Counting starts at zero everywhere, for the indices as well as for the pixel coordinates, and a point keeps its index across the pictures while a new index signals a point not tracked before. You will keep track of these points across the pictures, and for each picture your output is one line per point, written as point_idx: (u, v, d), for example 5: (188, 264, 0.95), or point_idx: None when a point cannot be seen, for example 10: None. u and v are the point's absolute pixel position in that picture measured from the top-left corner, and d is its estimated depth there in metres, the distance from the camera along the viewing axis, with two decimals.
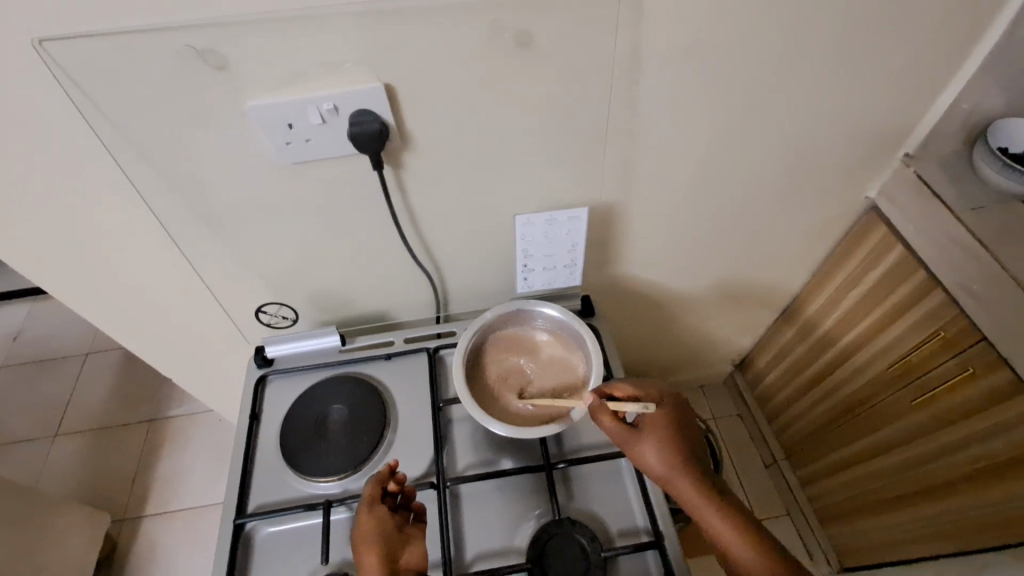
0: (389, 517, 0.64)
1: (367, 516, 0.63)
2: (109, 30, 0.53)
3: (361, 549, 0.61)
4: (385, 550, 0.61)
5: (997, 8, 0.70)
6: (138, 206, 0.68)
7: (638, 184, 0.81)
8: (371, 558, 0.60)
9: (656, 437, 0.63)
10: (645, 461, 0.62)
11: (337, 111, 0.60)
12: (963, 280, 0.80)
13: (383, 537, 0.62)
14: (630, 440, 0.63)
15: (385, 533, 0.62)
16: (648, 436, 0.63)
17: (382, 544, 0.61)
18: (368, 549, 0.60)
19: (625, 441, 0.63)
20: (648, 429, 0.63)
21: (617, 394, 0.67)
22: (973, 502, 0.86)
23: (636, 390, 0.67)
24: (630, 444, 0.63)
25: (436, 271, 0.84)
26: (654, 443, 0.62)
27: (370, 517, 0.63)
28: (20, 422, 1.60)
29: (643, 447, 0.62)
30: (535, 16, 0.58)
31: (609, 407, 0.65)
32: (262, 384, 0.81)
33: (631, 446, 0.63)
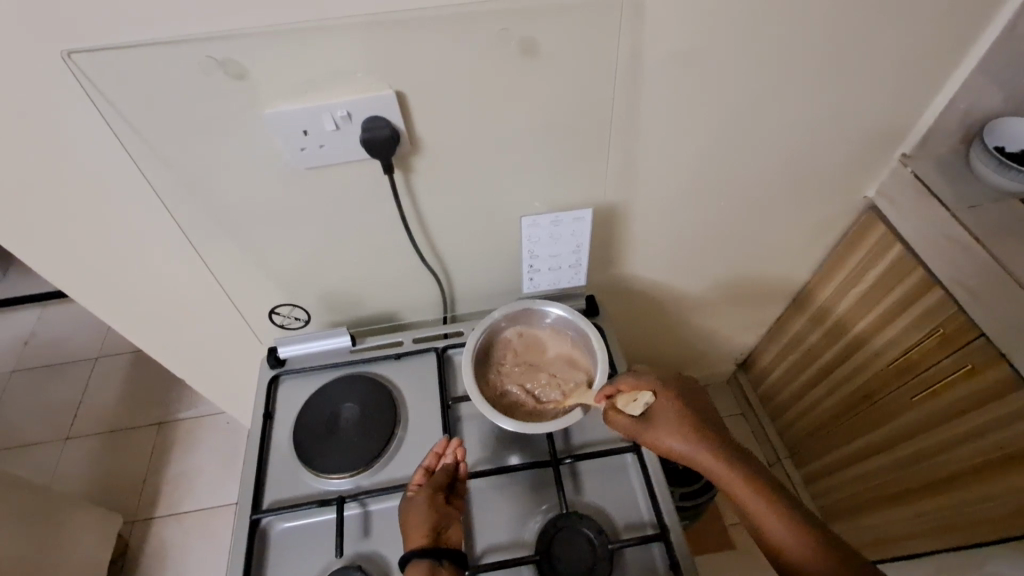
0: (441, 503, 0.67)
1: (420, 495, 0.67)
2: (134, 42, 0.55)
3: (410, 521, 0.65)
4: (431, 529, 0.64)
5: (992, 10, 0.72)
6: (158, 211, 0.70)
7: (640, 186, 0.83)
8: (416, 530, 0.64)
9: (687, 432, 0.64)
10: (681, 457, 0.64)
11: (350, 117, 0.62)
12: (961, 277, 0.81)
13: (430, 518, 0.65)
14: (651, 432, 0.65)
15: (434, 515, 0.66)
16: (671, 427, 0.65)
17: (428, 523, 0.65)
18: (415, 523, 0.65)
19: (649, 435, 0.65)
20: (674, 422, 0.65)
21: (620, 390, 0.69)
22: (974, 496, 0.87)
23: (638, 382, 0.68)
24: (647, 434, 0.65)
25: (443, 272, 0.86)
26: (687, 437, 0.64)
27: (424, 496, 0.67)
28: (32, 425, 1.62)
29: (672, 444, 0.64)
30: (539, 24, 0.60)
31: (619, 407, 0.67)
32: (274, 383, 0.83)
33: (655, 439, 0.65)
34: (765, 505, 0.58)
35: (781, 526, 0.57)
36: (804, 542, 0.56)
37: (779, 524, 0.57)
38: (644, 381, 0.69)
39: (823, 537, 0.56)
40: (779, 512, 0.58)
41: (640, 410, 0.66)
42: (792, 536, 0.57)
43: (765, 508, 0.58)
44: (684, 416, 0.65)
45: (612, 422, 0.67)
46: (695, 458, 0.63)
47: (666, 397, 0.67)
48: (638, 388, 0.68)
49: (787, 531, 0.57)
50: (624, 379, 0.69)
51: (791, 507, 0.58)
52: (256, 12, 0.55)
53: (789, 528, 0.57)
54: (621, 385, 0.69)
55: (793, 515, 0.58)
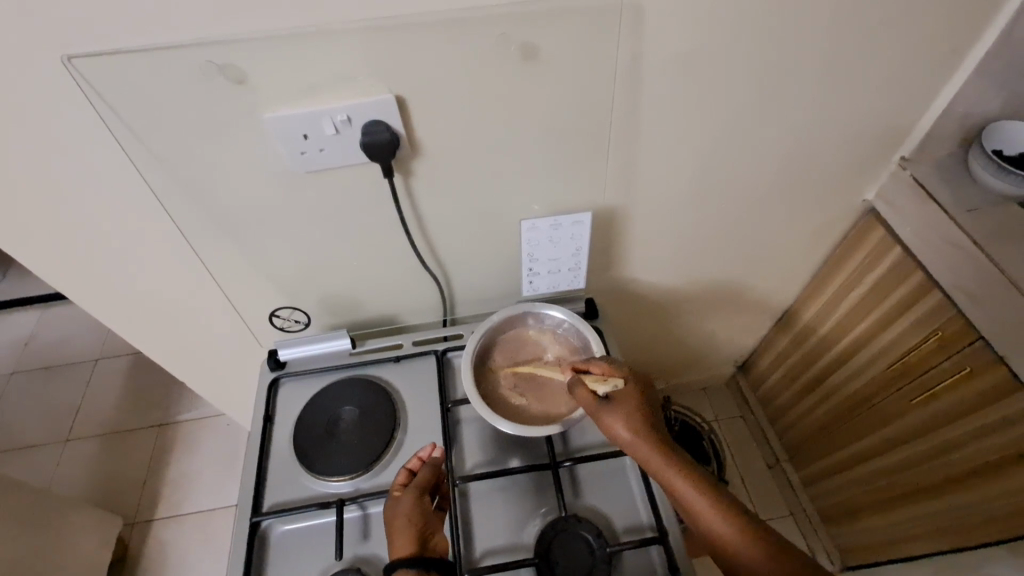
0: (426, 505, 0.68)
1: (406, 498, 0.67)
2: (134, 47, 0.55)
3: (394, 525, 0.65)
4: (417, 532, 0.65)
5: (990, 14, 0.72)
6: (159, 214, 0.70)
7: (640, 189, 0.83)
8: (401, 535, 0.64)
9: (639, 420, 0.63)
10: (628, 445, 0.63)
11: (350, 121, 0.63)
12: (959, 281, 0.82)
13: (415, 521, 0.65)
14: (606, 415, 0.64)
15: (420, 517, 0.66)
16: (626, 411, 0.64)
17: (414, 526, 0.65)
18: (401, 527, 0.65)
19: (604, 416, 0.64)
20: (628, 409, 0.64)
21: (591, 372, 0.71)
22: (973, 499, 0.87)
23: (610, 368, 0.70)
24: (601, 416, 0.65)
25: (443, 274, 0.86)
26: (637, 424, 0.63)
27: (409, 499, 0.67)
28: (32, 427, 1.62)
29: (622, 429, 0.63)
30: (539, 28, 0.60)
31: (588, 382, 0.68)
32: (274, 386, 0.83)
33: (608, 422, 0.64)
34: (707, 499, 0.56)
35: (719, 519, 0.55)
36: (744, 538, 0.53)
37: (719, 519, 0.55)
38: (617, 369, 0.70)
39: (763, 537, 0.53)
40: (718, 507, 0.55)
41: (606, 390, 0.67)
42: (732, 530, 0.54)
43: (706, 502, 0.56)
44: (639, 406, 0.65)
45: (577, 394, 0.68)
46: (639, 448, 0.62)
47: (630, 385, 0.67)
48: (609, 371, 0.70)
49: (728, 527, 0.54)
50: (599, 363, 0.71)
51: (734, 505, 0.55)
52: (257, 17, 0.55)
53: (729, 524, 0.54)
54: (595, 367, 0.71)
55: (733, 511, 0.55)
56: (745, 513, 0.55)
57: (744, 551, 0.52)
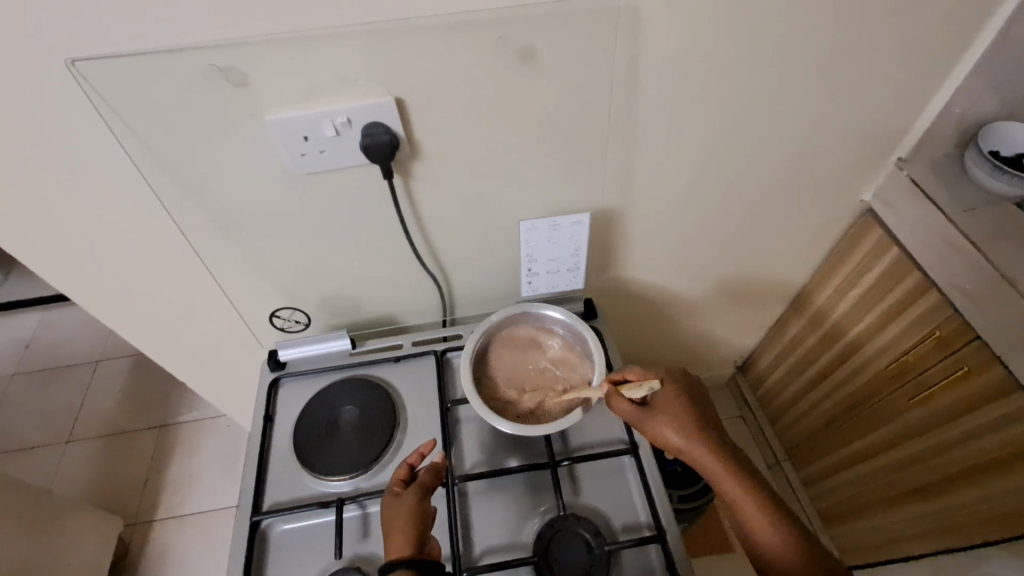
0: (426, 506, 0.65)
1: (406, 497, 0.64)
2: (138, 51, 0.56)
3: (393, 524, 0.62)
4: (416, 533, 0.62)
5: (985, 16, 0.73)
6: (161, 216, 0.71)
7: (638, 189, 0.83)
8: (399, 535, 0.61)
9: (687, 424, 0.64)
10: (676, 447, 0.64)
11: (350, 124, 0.63)
12: (956, 280, 0.82)
13: (415, 521, 0.63)
14: (651, 418, 0.65)
15: (420, 518, 0.63)
16: (673, 415, 0.65)
17: (413, 526, 0.62)
18: (400, 526, 0.62)
19: (647, 421, 0.65)
20: (675, 413, 0.65)
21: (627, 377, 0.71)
22: (971, 498, 0.88)
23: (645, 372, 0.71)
24: (646, 419, 0.65)
25: (443, 275, 0.86)
26: (683, 427, 0.64)
27: (410, 498, 0.64)
28: (34, 428, 1.62)
29: (669, 432, 0.64)
30: (537, 31, 0.61)
31: (624, 391, 0.68)
32: (275, 386, 0.84)
33: (654, 426, 0.65)
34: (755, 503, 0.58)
35: (766, 522, 0.57)
36: (785, 540, 0.56)
37: (762, 521, 0.58)
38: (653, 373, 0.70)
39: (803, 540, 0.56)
40: (766, 512, 0.58)
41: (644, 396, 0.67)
42: (776, 534, 0.57)
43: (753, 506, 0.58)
44: (686, 409, 0.66)
45: (614, 403, 0.67)
46: (687, 450, 0.63)
47: (672, 388, 0.68)
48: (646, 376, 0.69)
49: (772, 531, 0.57)
50: (633, 369, 0.71)
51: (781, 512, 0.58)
52: (259, 21, 0.56)
53: (772, 526, 0.57)
54: (630, 373, 0.71)
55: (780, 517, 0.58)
56: (791, 519, 0.58)
57: (787, 555, 0.56)
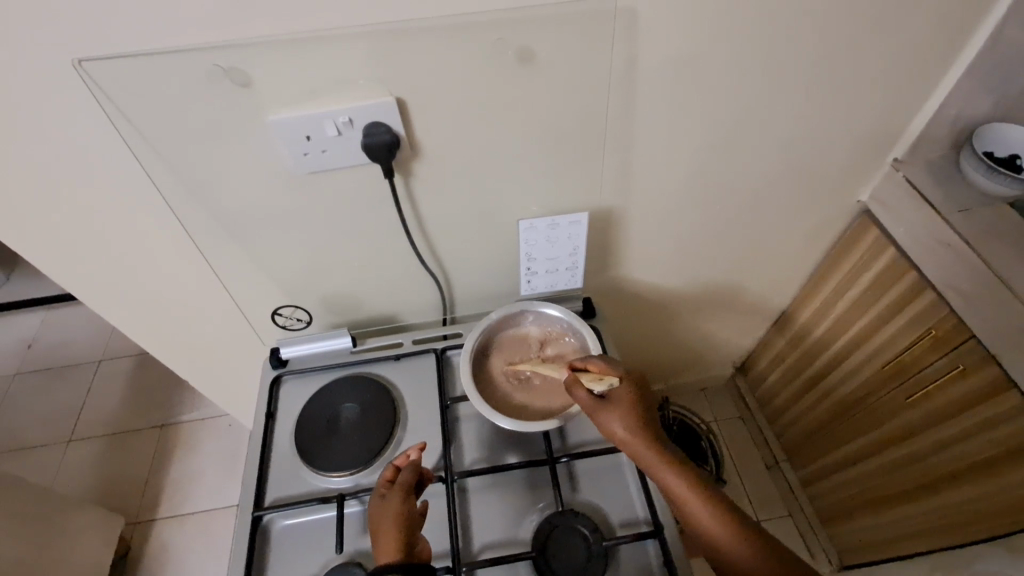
0: (412, 504, 0.66)
1: (391, 498, 0.65)
2: (145, 52, 0.57)
3: (380, 526, 0.63)
4: (403, 532, 0.62)
5: (978, 18, 0.74)
6: (166, 214, 0.72)
7: (636, 189, 0.84)
8: (386, 536, 0.62)
9: (637, 421, 0.65)
10: (625, 444, 0.64)
11: (351, 124, 0.64)
12: (951, 280, 0.83)
13: (401, 521, 0.63)
14: (604, 414, 0.65)
15: (407, 517, 0.64)
16: (625, 411, 0.65)
17: (400, 526, 0.63)
18: (386, 528, 0.63)
19: (601, 416, 0.66)
20: (626, 409, 0.65)
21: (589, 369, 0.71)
22: (968, 496, 0.88)
23: (605, 366, 0.70)
24: (599, 414, 0.66)
25: (443, 274, 0.87)
26: (635, 423, 0.64)
27: (394, 499, 0.65)
28: (36, 427, 1.63)
29: (619, 429, 0.64)
30: (537, 33, 0.62)
31: (583, 382, 0.68)
32: (277, 383, 0.85)
33: (605, 421, 0.65)
34: (700, 499, 0.59)
35: (711, 520, 0.58)
36: (730, 536, 0.57)
37: (708, 517, 0.58)
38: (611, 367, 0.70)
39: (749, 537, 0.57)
40: (711, 509, 0.58)
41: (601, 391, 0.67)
42: (722, 531, 0.57)
43: (698, 504, 0.59)
44: (636, 407, 0.66)
45: (574, 394, 0.68)
46: (635, 447, 0.63)
47: (628, 383, 0.68)
48: (604, 370, 0.69)
49: (717, 526, 0.57)
50: (596, 361, 0.71)
51: (726, 508, 0.58)
52: (263, 22, 0.57)
53: (719, 523, 0.58)
54: (592, 365, 0.71)
55: (724, 513, 0.58)
56: (736, 515, 0.58)
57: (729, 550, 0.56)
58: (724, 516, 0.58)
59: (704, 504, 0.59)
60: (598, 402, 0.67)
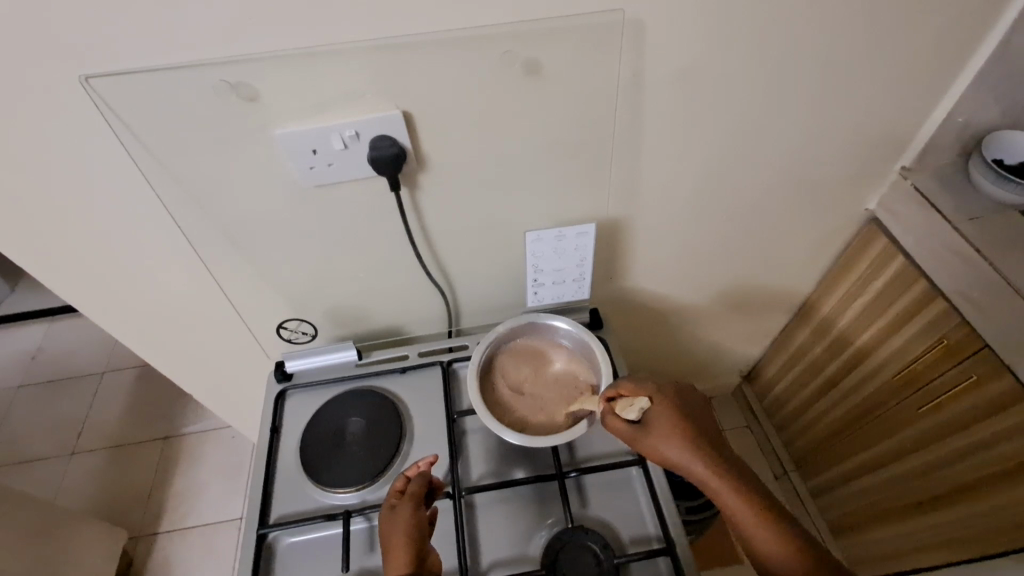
0: (422, 515, 0.64)
1: (402, 509, 0.64)
2: (151, 68, 0.57)
3: (390, 539, 0.62)
4: (415, 544, 0.61)
5: (986, 27, 0.73)
6: (171, 229, 0.71)
7: (643, 200, 0.84)
8: (399, 549, 0.60)
9: (685, 437, 0.62)
10: (673, 464, 0.62)
11: (358, 137, 0.64)
12: (963, 289, 0.82)
13: (412, 532, 0.62)
14: (649, 436, 0.63)
15: (418, 528, 0.63)
16: (666, 431, 0.63)
17: (412, 538, 0.61)
18: (398, 539, 0.61)
19: (641, 439, 0.64)
20: (671, 427, 0.63)
21: (621, 394, 0.68)
22: (984, 508, 0.87)
23: (636, 387, 0.68)
24: (642, 440, 0.64)
25: (449, 286, 0.87)
26: (678, 442, 0.62)
27: (405, 510, 0.64)
28: (39, 440, 1.63)
29: (664, 449, 0.62)
30: (543, 45, 0.62)
31: (618, 411, 0.66)
32: (281, 398, 0.84)
33: (651, 444, 0.63)
34: (755, 513, 0.57)
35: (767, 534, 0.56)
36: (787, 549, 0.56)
37: (765, 533, 0.57)
38: (643, 388, 0.67)
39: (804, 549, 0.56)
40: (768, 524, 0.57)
41: (636, 415, 0.65)
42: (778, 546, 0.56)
43: (755, 519, 0.57)
44: (681, 423, 0.63)
45: (610, 425, 0.67)
46: (683, 465, 0.62)
47: (662, 401, 0.66)
48: (637, 394, 0.67)
49: (775, 542, 0.56)
50: (625, 384, 0.69)
51: (783, 519, 0.57)
52: (269, 37, 0.57)
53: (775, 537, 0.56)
54: (623, 389, 0.68)
55: (780, 526, 0.57)
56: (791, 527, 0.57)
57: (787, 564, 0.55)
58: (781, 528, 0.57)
59: (759, 517, 0.57)
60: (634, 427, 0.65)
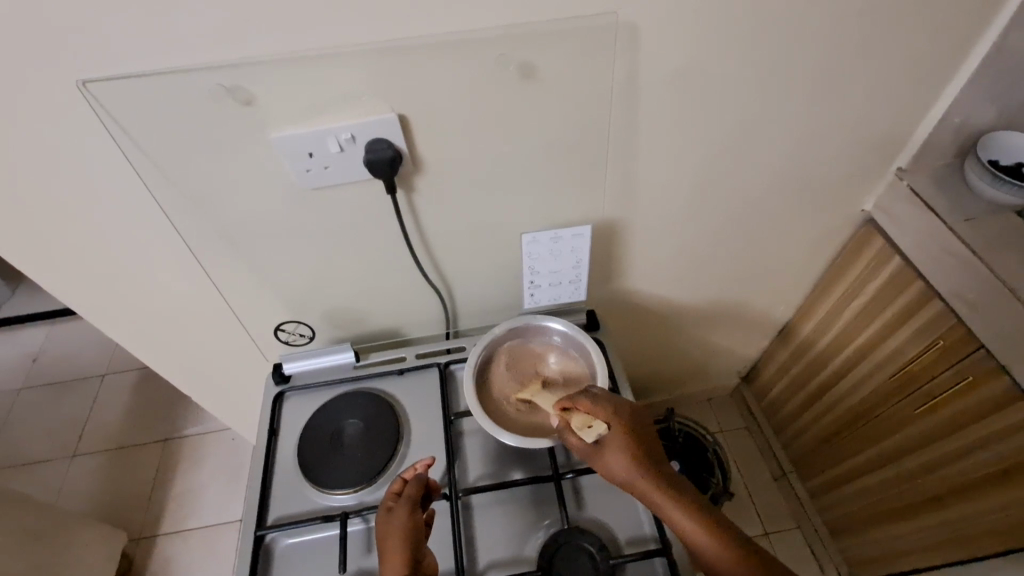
0: (418, 518, 0.65)
1: (398, 511, 0.64)
2: (148, 72, 0.57)
3: (386, 540, 0.62)
4: (410, 547, 0.61)
5: (979, 28, 0.74)
6: (169, 231, 0.72)
7: (639, 201, 0.84)
8: (395, 551, 0.61)
9: (637, 459, 0.62)
10: (628, 485, 0.62)
11: (354, 140, 0.64)
12: (959, 289, 0.82)
13: (408, 535, 0.62)
14: (604, 458, 0.63)
15: (413, 531, 0.63)
16: (621, 454, 0.63)
17: (407, 540, 0.62)
18: (393, 541, 0.61)
19: (597, 461, 0.64)
20: (623, 449, 0.63)
21: (579, 408, 0.67)
22: (982, 508, 0.87)
23: (592, 406, 0.67)
24: (597, 461, 0.64)
25: (446, 288, 0.87)
26: (631, 464, 0.62)
27: (402, 512, 0.64)
28: (40, 442, 1.63)
29: (619, 471, 0.62)
30: (538, 48, 0.62)
31: (574, 428, 0.65)
32: (279, 400, 0.84)
33: (605, 466, 0.63)
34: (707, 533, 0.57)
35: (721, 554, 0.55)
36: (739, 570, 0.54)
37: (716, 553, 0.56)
38: (600, 407, 0.66)
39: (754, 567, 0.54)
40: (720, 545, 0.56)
41: (593, 437, 0.64)
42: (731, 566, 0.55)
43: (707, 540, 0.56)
44: (635, 444, 0.63)
45: (568, 440, 0.66)
46: (638, 487, 0.61)
47: (617, 423, 0.65)
48: (594, 413, 0.66)
49: (726, 561, 0.55)
50: (583, 400, 0.68)
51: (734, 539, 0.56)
52: (264, 41, 0.57)
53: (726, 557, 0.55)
54: (580, 405, 0.67)
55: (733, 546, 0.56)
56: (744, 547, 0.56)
57: None
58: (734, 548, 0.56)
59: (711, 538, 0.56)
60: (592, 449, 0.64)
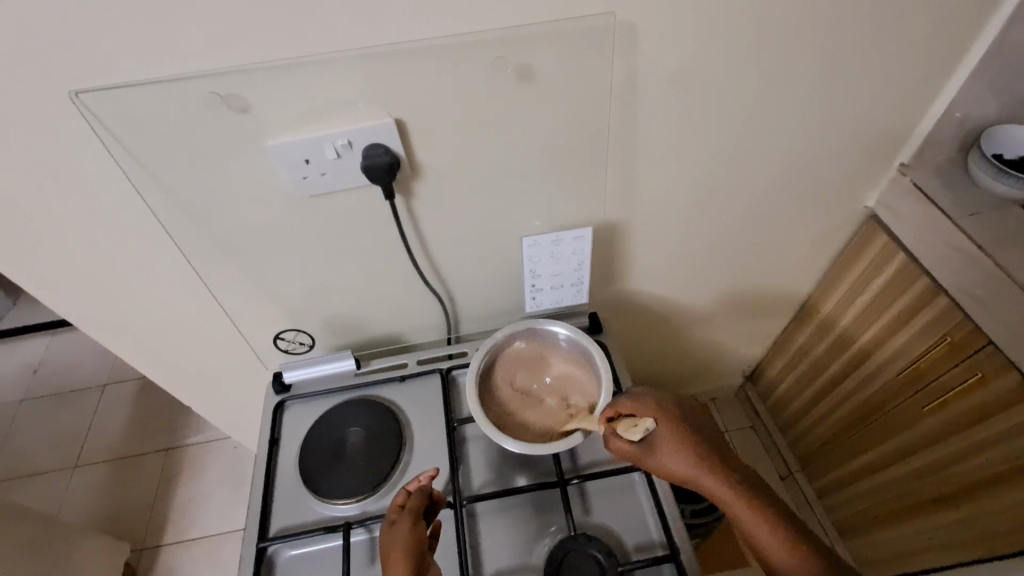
0: (422, 531, 0.63)
1: (402, 523, 0.63)
2: (140, 81, 0.57)
3: (389, 555, 0.61)
4: (413, 559, 0.60)
5: (982, 20, 0.73)
6: (165, 241, 0.71)
7: (640, 202, 0.83)
8: (397, 564, 0.59)
9: (691, 453, 0.61)
10: (679, 478, 0.61)
11: (350, 146, 0.64)
12: (965, 285, 0.81)
13: (411, 547, 0.61)
14: (653, 456, 0.62)
15: (417, 543, 0.61)
16: (672, 449, 0.61)
17: (411, 553, 0.60)
18: (396, 554, 0.60)
19: (648, 459, 0.62)
20: (676, 444, 0.61)
21: (620, 413, 0.66)
22: (995, 506, 0.85)
23: (637, 404, 0.65)
24: (648, 459, 0.62)
25: (446, 293, 0.86)
26: (684, 458, 0.60)
27: (404, 525, 0.63)
28: (41, 454, 1.62)
29: (670, 465, 0.61)
30: (535, 50, 0.62)
31: (620, 432, 0.64)
32: (280, 410, 0.83)
33: (656, 463, 0.62)
34: (762, 520, 0.56)
35: (780, 547, 0.55)
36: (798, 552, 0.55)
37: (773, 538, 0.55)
38: (646, 406, 0.65)
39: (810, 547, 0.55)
40: (776, 529, 0.56)
41: (640, 436, 0.62)
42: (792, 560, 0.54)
43: (761, 524, 0.56)
44: (686, 438, 0.62)
45: (612, 445, 0.64)
46: (690, 480, 0.60)
47: (666, 421, 0.63)
48: (640, 412, 0.64)
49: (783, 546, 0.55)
50: (626, 401, 0.66)
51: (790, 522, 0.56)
52: (255, 49, 0.56)
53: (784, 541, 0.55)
54: (623, 406, 0.66)
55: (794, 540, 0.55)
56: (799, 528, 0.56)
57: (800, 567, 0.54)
58: (792, 536, 0.55)
59: (772, 530, 0.56)
60: (639, 447, 0.62)
